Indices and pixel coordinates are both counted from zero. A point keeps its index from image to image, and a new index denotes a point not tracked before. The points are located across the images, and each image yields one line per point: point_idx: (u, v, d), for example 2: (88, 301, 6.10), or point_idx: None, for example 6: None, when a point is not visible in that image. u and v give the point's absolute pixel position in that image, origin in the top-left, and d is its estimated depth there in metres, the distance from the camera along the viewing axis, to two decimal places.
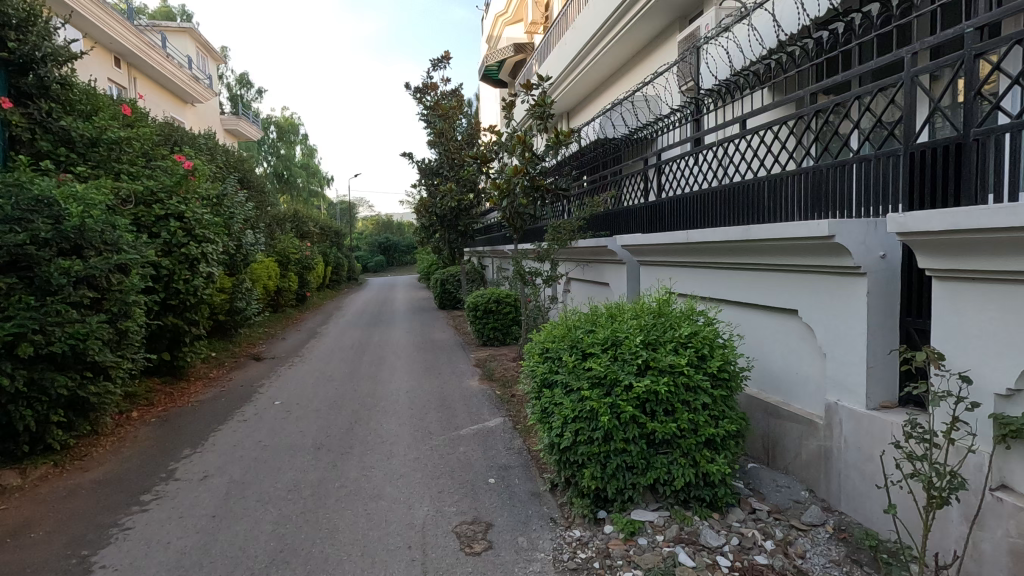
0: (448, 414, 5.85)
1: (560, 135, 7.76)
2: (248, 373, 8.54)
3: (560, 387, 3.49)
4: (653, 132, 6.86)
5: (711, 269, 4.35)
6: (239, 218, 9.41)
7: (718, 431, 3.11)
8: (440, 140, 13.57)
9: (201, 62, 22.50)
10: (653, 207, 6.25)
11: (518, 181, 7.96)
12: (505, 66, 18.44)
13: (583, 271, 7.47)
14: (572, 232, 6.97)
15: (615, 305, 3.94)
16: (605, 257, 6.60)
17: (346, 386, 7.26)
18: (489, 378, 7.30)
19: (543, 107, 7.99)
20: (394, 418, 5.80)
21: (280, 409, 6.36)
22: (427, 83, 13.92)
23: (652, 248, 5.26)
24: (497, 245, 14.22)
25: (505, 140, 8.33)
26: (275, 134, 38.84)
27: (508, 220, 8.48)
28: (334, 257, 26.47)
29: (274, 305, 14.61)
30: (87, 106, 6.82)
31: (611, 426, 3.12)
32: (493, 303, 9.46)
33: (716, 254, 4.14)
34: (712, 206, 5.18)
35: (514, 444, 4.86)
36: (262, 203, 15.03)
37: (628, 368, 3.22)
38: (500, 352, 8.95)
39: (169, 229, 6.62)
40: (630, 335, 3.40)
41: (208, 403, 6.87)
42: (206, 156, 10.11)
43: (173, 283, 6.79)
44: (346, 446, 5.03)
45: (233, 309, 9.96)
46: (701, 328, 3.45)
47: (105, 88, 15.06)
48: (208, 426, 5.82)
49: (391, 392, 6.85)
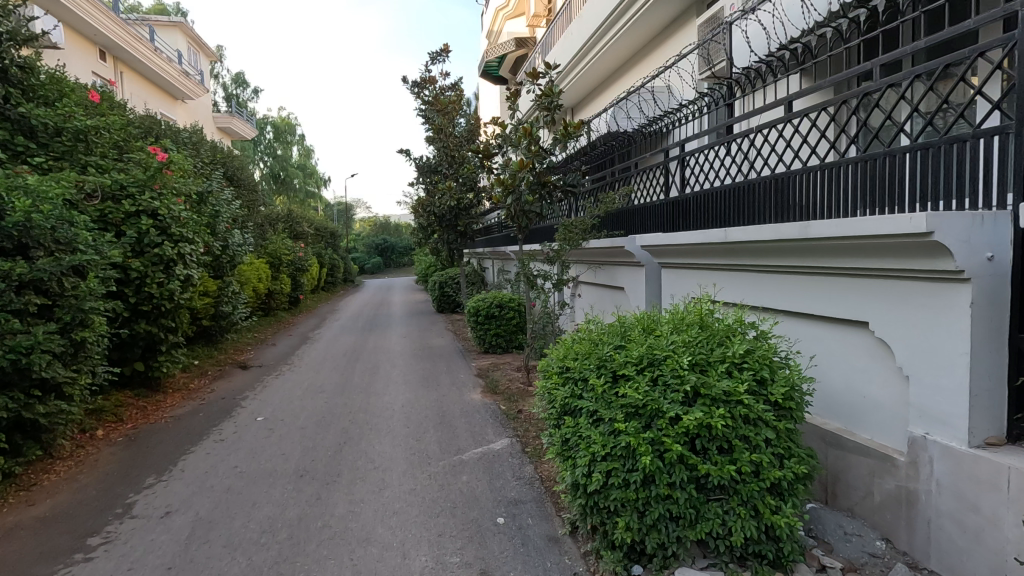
0: (448, 434, 5.25)
1: (569, 127, 7.14)
2: (232, 384, 7.91)
3: (585, 416, 2.90)
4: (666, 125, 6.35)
5: (758, 274, 3.75)
6: (225, 217, 8.83)
7: (785, 474, 2.51)
8: (438, 136, 13.00)
9: (192, 59, 21.88)
10: (671, 203, 5.68)
11: (524, 177, 7.32)
12: (505, 63, 17.91)
13: (595, 275, 6.88)
14: (584, 231, 6.28)
15: (648, 316, 3.35)
16: (621, 259, 6.03)
17: (337, 399, 6.65)
18: (492, 391, 6.71)
19: (551, 97, 7.37)
20: (388, 438, 5.20)
21: (261, 426, 5.74)
22: (425, 78, 13.33)
23: (679, 248, 4.69)
24: (498, 246, 13.63)
25: (509, 133, 7.67)
26: (271, 134, 38.26)
27: (512, 219, 7.80)
28: (331, 258, 25.85)
29: (266, 309, 13.95)
30: (51, 93, 6.23)
31: (653, 468, 2.53)
32: (495, 308, 8.87)
33: (764, 256, 3.58)
34: (742, 201, 4.61)
35: (524, 473, 4.26)
36: (253, 203, 14.43)
37: (671, 396, 2.63)
38: (504, 361, 8.34)
39: (140, 227, 6.03)
40: (672, 354, 2.81)
41: (184, 418, 6.25)
42: (190, 151, 9.53)
43: (145, 287, 6.18)
44: (333, 473, 4.43)
45: (219, 313, 9.47)
46: (757, 346, 2.86)
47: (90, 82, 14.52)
48: (179, 448, 5.20)
49: (385, 407, 6.25)
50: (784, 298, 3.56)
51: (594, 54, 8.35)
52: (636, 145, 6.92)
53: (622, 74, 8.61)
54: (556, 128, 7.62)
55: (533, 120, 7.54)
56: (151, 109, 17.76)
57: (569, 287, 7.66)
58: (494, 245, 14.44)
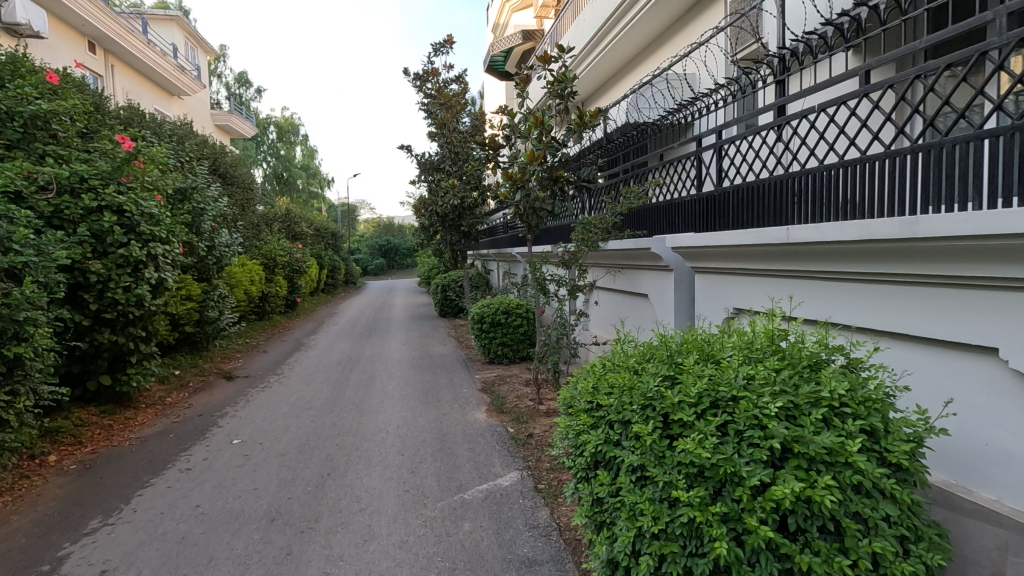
0: (447, 465, 4.54)
1: (585, 115, 6.43)
2: (214, 397, 7.23)
3: (627, 474, 2.20)
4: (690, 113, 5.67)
5: (842, 284, 2.99)
6: (209, 214, 8.16)
7: (915, 568, 1.78)
8: (441, 132, 12.34)
9: (189, 54, 21.29)
10: (702, 197, 4.96)
11: (534, 170, 6.58)
12: (511, 56, 17.21)
13: (615, 280, 6.19)
14: (604, 230, 5.47)
15: (698, 338, 2.64)
16: (644, 261, 5.35)
17: (325, 418, 5.95)
18: (499, 409, 6.01)
19: (564, 82, 6.65)
20: (379, 470, 4.50)
21: (235, 452, 5.04)
22: (427, 69, 12.63)
23: (725, 249, 3.98)
24: (504, 247, 12.95)
25: (518, 123, 6.95)
26: (274, 134, 37.62)
27: (521, 216, 7.09)
28: (331, 259, 25.13)
29: (260, 312, 13.25)
30: (4, 74, 5.57)
31: (728, 557, 1.82)
32: (502, 315, 8.18)
33: (846, 258, 2.87)
34: (789, 195, 3.90)
35: (538, 520, 3.55)
36: (246, 201, 13.74)
37: (750, 454, 1.92)
38: (510, 374, 7.62)
39: (103, 224, 5.37)
40: (744, 393, 2.09)
41: (152, 440, 5.55)
42: (172, 143, 8.87)
43: (108, 292, 5.49)
44: (311, 517, 3.72)
45: (204, 318, 8.82)
46: (857, 382, 2.13)
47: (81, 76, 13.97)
48: (138, 479, 4.50)
49: (378, 428, 5.54)
50: (873, 311, 2.85)
51: (609, 40, 7.64)
52: (658, 136, 6.22)
53: (641, 61, 7.89)
54: (570, 117, 6.90)
55: (544, 109, 6.84)
56: (143, 105, 17.15)
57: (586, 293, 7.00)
58: (500, 246, 13.73)
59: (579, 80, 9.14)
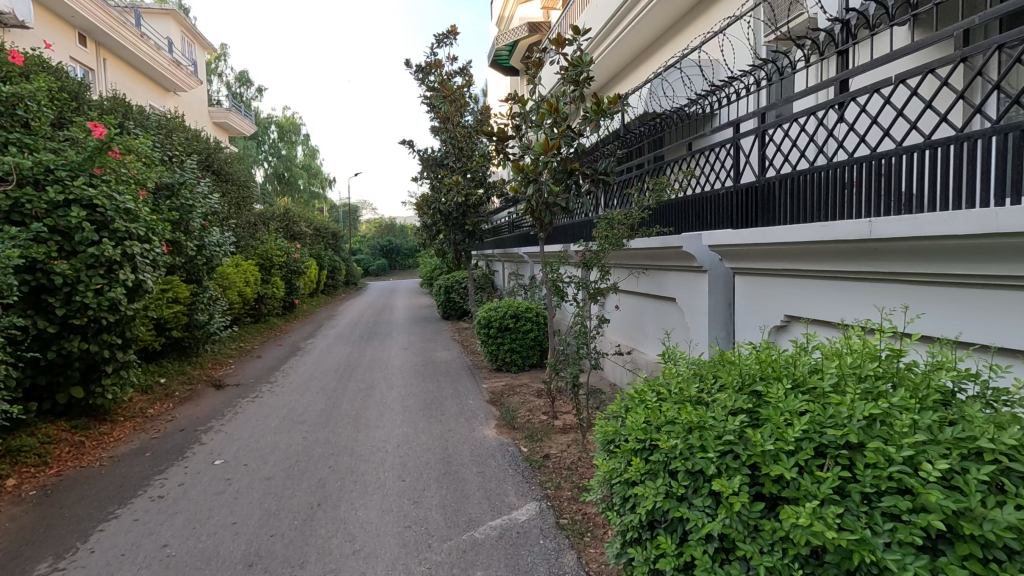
0: (454, 494, 3.98)
1: (604, 101, 5.87)
2: (200, 408, 6.68)
3: (705, 548, 1.65)
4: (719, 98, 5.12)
5: (982, 292, 2.46)
6: (198, 211, 7.67)
7: None
8: (445, 127, 11.88)
9: (185, 49, 20.74)
10: (740, 190, 4.40)
11: (548, 161, 6.01)
12: (516, 51, 16.71)
13: (637, 283, 5.67)
14: (628, 229, 4.64)
15: (775, 360, 2.07)
16: (673, 261, 4.82)
17: (318, 434, 5.40)
18: (509, 424, 5.46)
19: (580, 66, 6.09)
20: (377, 499, 3.95)
21: (216, 476, 4.48)
22: (429, 61, 12.09)
23: (791, 248, 3.45)
24: (510, 247, 12.41)
25: (530, 110, 6.39)
26: (275, 134, 36.98)
27: (533, 213, 6.51)
28: (331, 260, 24.51)
29: (255, 315, 12.73)
30: None
31: None
32: (510, 319, 7.63)
33: (982, 256, 2.35)
34: (854, 183, 3.35)
35: (563, 567, 3.00)
36: (240, 199, 13.20)
37: (891, 532, 1.36)
38: (520, 383, 7.06)
39: (71, 220, 4.88)
40: (865, 441, 1.53)
41: (126, 460, 5.00)
42: (157, 135, 8.36)
43: (76, 297, 4.94)
44: (296, 561, 3.18)
45: (193, 322, 8.29)
46: (1013, 422, 1.56)
47: (71, 70, 13.43)
48: (102, 509, 3.95)
49: (376, 447, 5.00)
50: (1018, 326, 2.32)
51: (626, 24, 7.09)
52: (681, 125, 5.68)
53: (658, 48, 7.38)
54: (585, 105, 6.34)
55: (557, 95, 6.28)
56: (138, 101, 16.63)
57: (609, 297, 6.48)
58: (505, 246, 13.17)
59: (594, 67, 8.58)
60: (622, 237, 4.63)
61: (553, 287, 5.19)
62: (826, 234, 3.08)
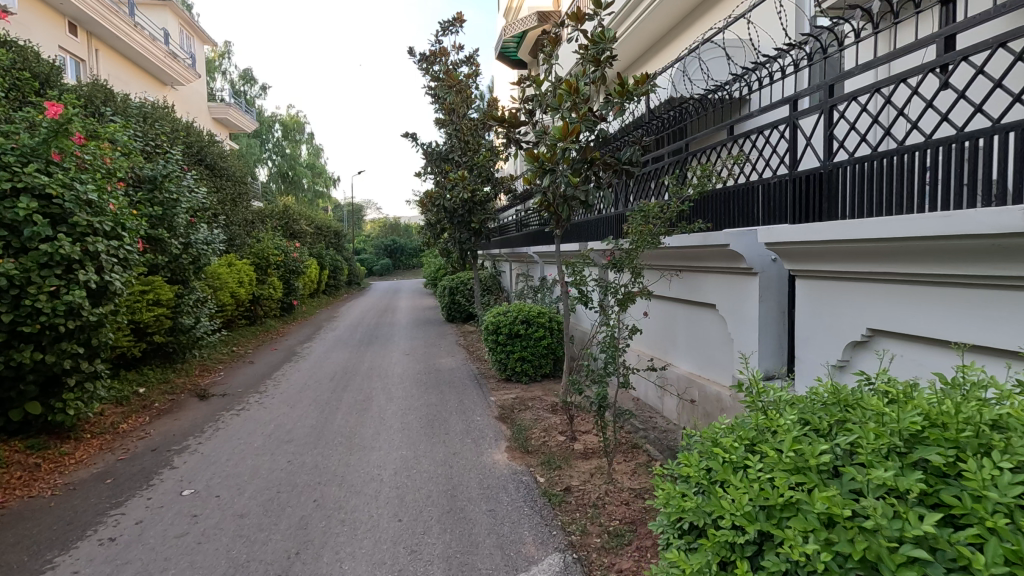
0: (460, 542, 3.31)
1: (630, 82, 5.19)
2: (179, 423, 6.04)
3: None
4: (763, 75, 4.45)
5: None
6: (183, 206, 7.11)
7: None
8: (450, 119, 11.29)
9: (183, 42, 20.18)
10: (800, 177, 3.72)
11: (566, 149, 5.30)
12: (524, 42, 16.08)
13: (669, 287, 5.02)
14: (665, 225, 3.97)
15: (940, 410, 1.40)
16: (714, 263, 4.18)
17: (305, 458, 4.75)
18: (522, 447, 4.80)
19: (603, 43, 5.40)
20: (367, 547, 3.29)
21: (182, 511, 3.84)
22: (435, 50, 11.44)
23: (881, 247, 2.78)
24: (519, 247, 11.73)
25: (546, 93, 5.71)
26: (280, 133, 36.26)
27: (548, 208, 5.82)
28: (331, 259, 23.79)
29: (250, 317, 12.14)
30: None
31: None
32: (521, 325, 6.99)
33: None
34: (960, 166, 2.67)
35: None
36: (235, 195, 12.59)
37: None
38: (532, 396, 6.39)
39: (18, 211, 4.29)
40: None
41: (83, 488, 4.36)
42: (138, 123, 7.77)
43: (25, 299, 4.34)
44: None
45: (178, 326, 7.67)
46: None
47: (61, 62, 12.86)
48: (39, 556, 3.31)
49: (370, 474, 4.35)
50: None
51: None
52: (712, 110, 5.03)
53: (688, 25, 6.71)
54: (608, 88, 5.65)
55: (575, 76, 5.60)
56: (133, 95, 16.07)
57: (638, 302, 5.80)
58: (513, 246, 12.49)
59: (617, 47, 7.87)
60: (657, 234, 3.93)
61: (577, 295, 4.41)
62: (945, 230, 2.38)
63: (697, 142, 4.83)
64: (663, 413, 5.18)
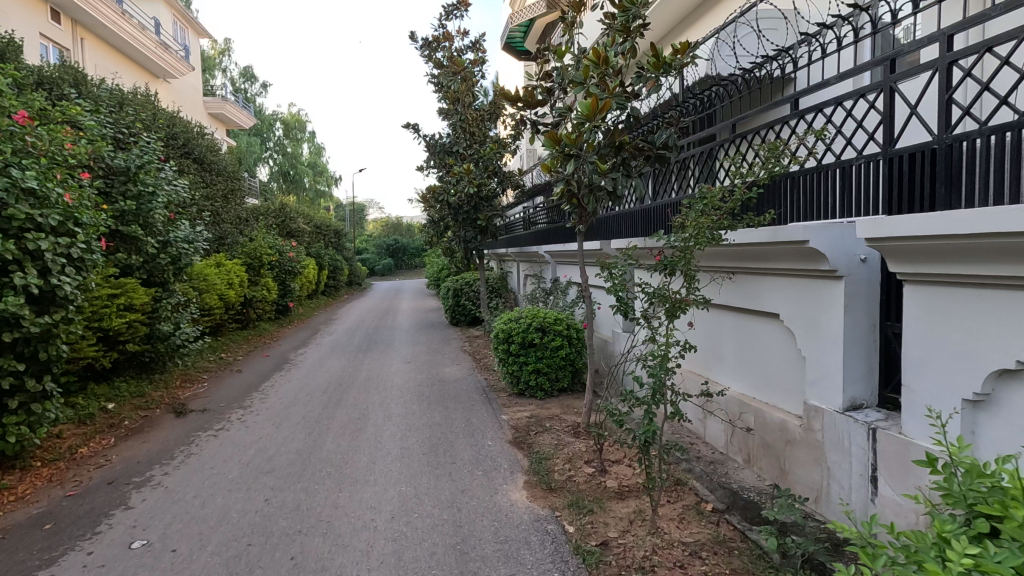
0: None
1: (669, 52, 4.41)
2: (147, 446, 5.28)
3: None
4: (832, 36, 3.64)
5: None
6: (162, 200, 6.39)
7: None
8: (454, 108, 10.52)
9: (176, 33, 19.45)
10: (901, 156, 2.94)
11: (593, 130, 4.52)
12: (532, 31, 15.34)
13: (721, 291, 4.26)
14: (728, 217, 3.20)
15: None
16: (784, 263, 3.42)
17: (285, 497, 3.98)
18: (544, 483, 4.03)
19: (635, 6, 4.60)
20: None
21: (126, 571, 3.10)
22: (438, 35, 10.69)
23: None
24: (528, 245, 10.96)
25: (569, 65, 4.93)
26: (281, 130, 35.57)
27: (571, 199, 5.05)
28: (331, 259, 23.03)
29: (242, 321, 11.41)
30: None
31: None
32: (536, 333, 6.21)
33: None
34: None
35: None
36: (225, 191, 11.83)
37: None
38: (549, 414, 5.62)
39: None
40: None
41: (15, 536, 3.60)
42: (108, 107, 7.04)
43: None
44: None
45: (155, 333, 6.91)
46: None
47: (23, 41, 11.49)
48: None
49: (361, 520, 3.58)
50: None
51: None
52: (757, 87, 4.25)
53: None
54: (640, 60, 4.87)
55: (602, 46, 4.82)
56: (106, 79, 14.66)
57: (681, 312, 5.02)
58: (522, 244, 11.72)
59: (652, 15, 7.03)
60: (719, 227, 3.16)
61: (615, 302, 3.62)
62: None
63: (749, 118, 4.05)
64: (708, 440, 4.49)
